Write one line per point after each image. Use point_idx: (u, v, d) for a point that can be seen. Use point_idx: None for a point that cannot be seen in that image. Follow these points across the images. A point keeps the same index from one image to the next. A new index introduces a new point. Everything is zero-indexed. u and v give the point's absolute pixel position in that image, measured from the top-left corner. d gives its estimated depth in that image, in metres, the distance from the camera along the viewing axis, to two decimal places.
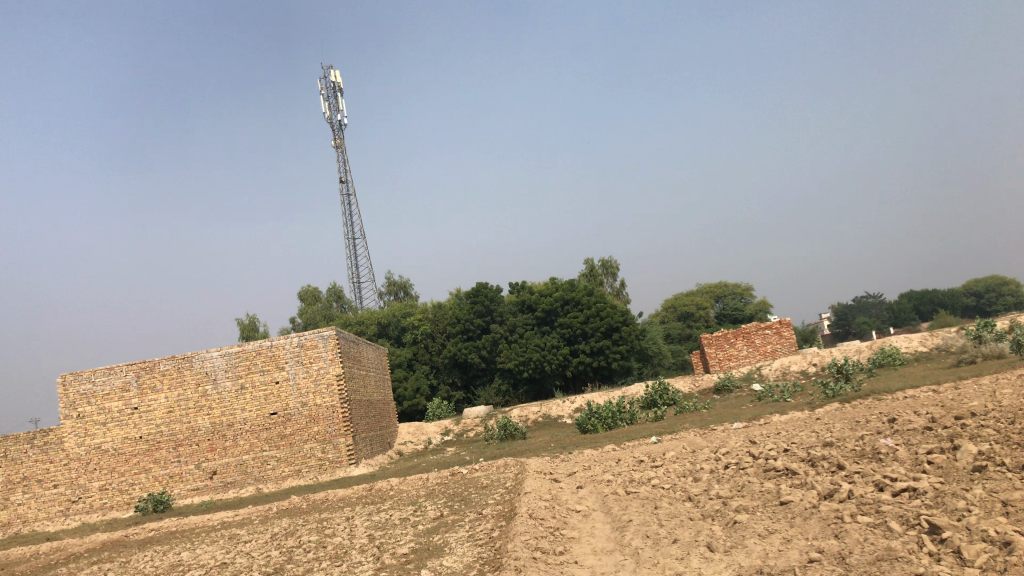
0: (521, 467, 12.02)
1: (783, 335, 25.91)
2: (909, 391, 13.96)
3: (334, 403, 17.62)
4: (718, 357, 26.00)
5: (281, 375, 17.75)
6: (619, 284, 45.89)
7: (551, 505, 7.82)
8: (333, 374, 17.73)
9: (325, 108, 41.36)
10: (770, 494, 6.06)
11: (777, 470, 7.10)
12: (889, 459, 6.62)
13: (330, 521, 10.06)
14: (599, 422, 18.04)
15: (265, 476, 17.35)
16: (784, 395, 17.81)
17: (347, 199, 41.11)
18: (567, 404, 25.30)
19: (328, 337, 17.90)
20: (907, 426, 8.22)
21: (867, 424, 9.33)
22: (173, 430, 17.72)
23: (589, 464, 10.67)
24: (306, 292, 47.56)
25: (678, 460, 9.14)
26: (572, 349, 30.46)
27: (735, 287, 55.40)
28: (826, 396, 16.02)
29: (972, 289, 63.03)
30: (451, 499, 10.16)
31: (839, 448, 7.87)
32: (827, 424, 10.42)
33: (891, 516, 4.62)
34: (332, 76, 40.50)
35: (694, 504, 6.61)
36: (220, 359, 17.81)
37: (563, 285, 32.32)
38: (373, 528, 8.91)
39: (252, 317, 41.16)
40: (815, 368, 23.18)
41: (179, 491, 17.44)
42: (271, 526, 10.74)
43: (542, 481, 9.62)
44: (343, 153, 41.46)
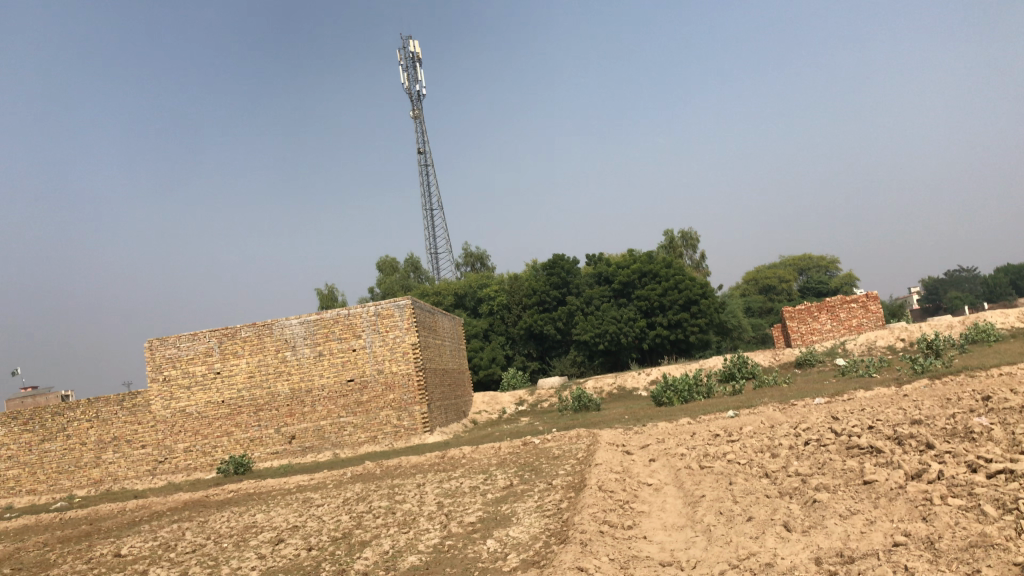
0: (593, 439, 11.87)
1: (868, 309, 24.95)
2: (1006, 368, 13.27)
3: (409, 371, 17.76)
4: (800, 331, 25.28)
5: (357, 343, 17.95)
6: (699, 256, 44.96)
7: (622, 478, 7.63)
8: (408, 343, 17.85)
9: (404, 79, 41.52)
10: (853, 473, 5.75)
11: (860, 447, 6.76)
12: (984, 439, 6.21)
13: (401, 488, 10.12)
14: (675, 394, 17.74)
15: (342, 441, 17.64)
16: (869, 371, 17.18)
17: (425, 170, 41.25)
18: (643, 376, 24.96)
19: (404, 307, 17.99)
20: (1003, 405, 7.75)
21: (960, 402, 8.85)
22: (254, 395, 18.14)
23: (663, 437, 10.44)
24: (384, 262, 48.19)
25: (756, 435, 8.84)
26: (649, 322, 30.01)
27: (820, 259, 53.64)
28: (914, 371, 15.38)
29: None
30: (522, 469, 10.09)
31: (928, 426, 7.47)
32: (916, 401, 9.94)
33: (985, 500, 4.30)
34: (411, 47, 40.55)
35: (770, 480, 6.35)
36: (299, 326, 18.10)
37: (641, 258, 31.89)
38: (442, 496, 8.89)
39: (332, 287, 41.94)
40: (903, 343, 22.33)
41: (260, 454, 17.89)
42: (345, 490, 10.87)
43: (614, 454, 9.44)
44: (422, 124, 41.60)
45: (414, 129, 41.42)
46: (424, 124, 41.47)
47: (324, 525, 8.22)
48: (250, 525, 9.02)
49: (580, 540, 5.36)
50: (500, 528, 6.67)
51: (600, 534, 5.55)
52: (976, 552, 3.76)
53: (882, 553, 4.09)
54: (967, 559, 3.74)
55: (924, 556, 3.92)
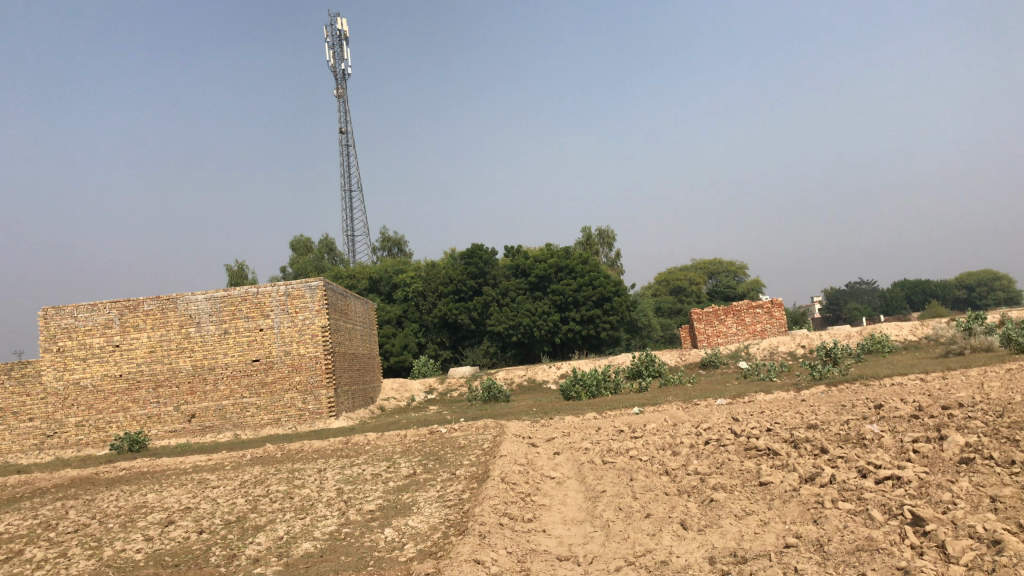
0: (500, 430, 11.86)
1: (773, 315, 25.78)
2: (896, 379, 13.84)
3: (317, 353, 17.45)
4: (707, 333, 25.86)
5: (265, 322, 17.52)
6: (615, 254, 45.59)
7: (525, 470, 7.63)
8: (318, 325, 17.53)
9: (329, 56, 40.69)
10: (750, 473, 5.88)
11: (758, 449, 6.93)
12: (875, 446, 6.44)
13: (302, 472, 9.91)
14: (583, 389, 17.91)
15: (244, 423, 17.19)
16: (770, 375, 17.71)
17: (346, 151, 40.54)
18: (553, 369, 25.17)
19: (316, 288, 17.66)
20: (893, 413, 8.08)
21: (853, 409, 9.18)
22: (154, 370, 17.51)
23: (569, 431, 10.50)
24: (298, 242, 47.26)
25: (659, 432, 8.98)
26: (562, 316, 30.34)
27: (729, 265, 55.20)
28: (813, 378, 15.88)
29: (965, 281, 63.00)
30: (426, 457, 10.00)
31: (823, 431, 7.72)
32: (812, 406, 10.27)
33: (873, 505, 4.44)
34: (339, 24, 39.78)
35: (670, 478, 6.44)
36: (205, 302, 17.55)
37: (558, 253, 32.23)
38: (343, 482, 8.73)
39: (242, 264, 40.84)
40: (803, 350, 23.11)
41: (156, 431, 17.28)
42: (243, 473, 10.58)
43: (519, 445, 9.45)
44: (346, 104, 40.85)
45: (338, 108, 40.63)
46: (348, 104, 40.73)
47: (218, 508, 7.96)
48: (139, 506, 8.67)
49: (478, 532, 5.31)
50: (400, 517, 6.57)
51: (499, 526, 5.52)
52: (862, 556, 3.87)
53: (773, 554, 4.17)
54: (853, 562, 3.84)
55: (813, 559, 4.01)
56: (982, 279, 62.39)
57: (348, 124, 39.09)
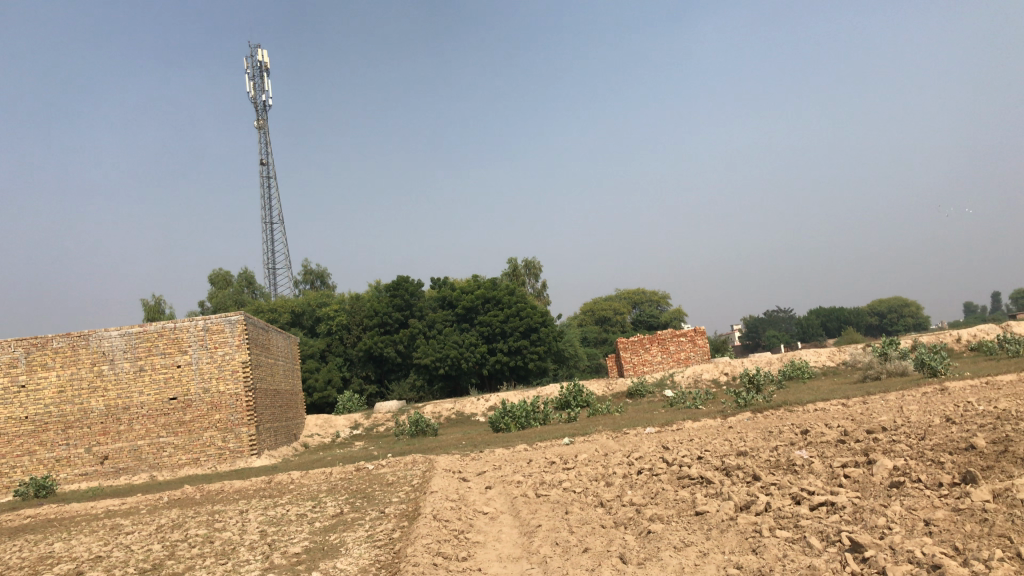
0: (429, 465, 11.62)
1: (696, 343, 26.19)
2: (819, 404, 14.10)
3: (238, 390, 16.90)
4: (633, 362, 26.00)
5: (183, 359, 16.90)
6: (541, 284, 45.78)
7: (457, 506, 7.43)
8: (239, 361, 16.99)
9: (249, 87, 40.07)
10: (686, 503, 5.84)
11: (691, 478, 6.91)
12: (806, 471, 6.48)
13: (223, 515, 9.48)
14: (512, 421, 17.75)
15: (161, 463, 16.48)
16: (696, 402, 17.88)
17: (268, 183, 39.88)
18: (481, 402, 24.97)
19: (236, 322, 17.15)
20: (819, 438, 8.18)
21: (779, 435, 9.28)
22: (63, 411, 16.68)
23: (499, 464, 10.33)
24: (217, 275, 46.12)
25: (591, 463, 8.91)
26: (490, 347, 30.31)
27: (652, 294, 55.67)
28: (738, 405, 16.06)
29: (876, 308, 65.17)
30: (354, 495, 9.69)
31: (753, 458, 7.76)
32: (740, 433, 10.35)
33: (810, 532, 4.42)
34: (259, 55, 39.28)
35: (605, 510, 6.35)
36: (119, 338, 16.85)
37: (485, 284, 32.26)
38: (266, 524, 8.36)
39: (159, 299, 39.55)
40: (727, 377, 23.48)
41: (66, 475, 16.41)
42: (159, 517, 10.07)
43: (450, 480, 9.24)
44: (267, 135, 40.24)
45: (259, 139, 39.99)
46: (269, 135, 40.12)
47: (131, 556, 7.53)
48: (45, 556, 8.14)
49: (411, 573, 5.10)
50: (327, 559, 6.30)
51: (433, 566, 5.32)
52: None
53: None
54: None
55: None
56: (891, 305, 64.68)
57: (269, 155, 38.44)
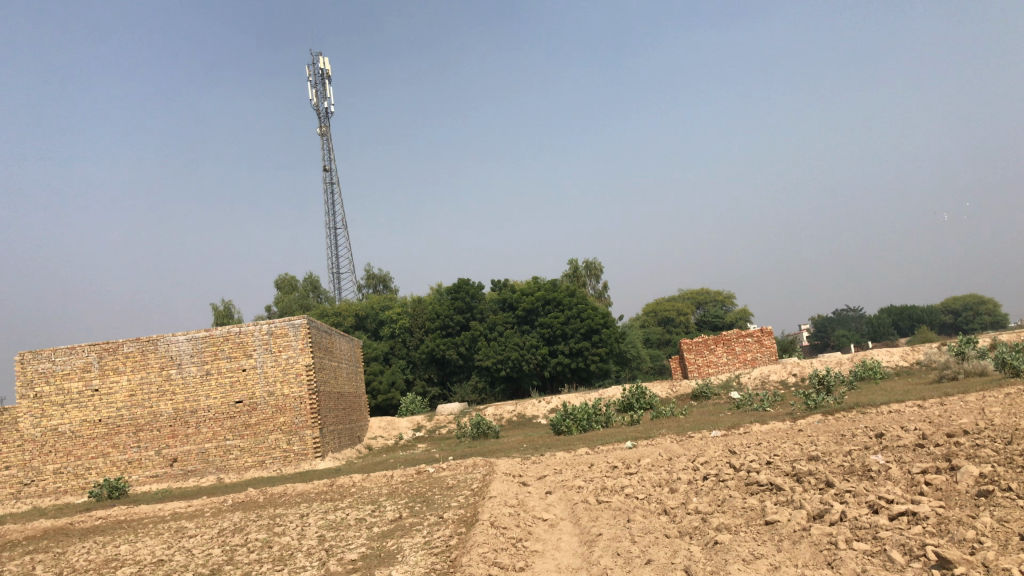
0: (489, 468, 11.50)
1: (763, 343, 25.52)
2: (894, 406, 13.56)
3: (302, 393, 17.03)
4: (697, 363, 25.53)
5: (248, 362, 17.10)
6: (603, 285, 45.41)
7: (516, 513, 7.24)
8: (302, 364, 17.13)
9: (311, 95, 40.61)
10: (755, 512, 5.55)
11: (759, 484, 6.61)
12: (883, 478, 6.13)
13: (284, 518, 9.48)
14: (574, 423, 17.51)
15: (227, 466, 16.70)
16: (763, 404, 17.41)
17: (331, 188, 40.35)
18: (543, 404, 24.78)
19: (299, 326, 17.28)
20: (896, 442, 7.78)
21: (853, 439, 8.88)
22: (134, 414, 17.03)
23: (561, 468, 10.13)
24: (283, 280, 46.93)
25: (655, 468, 8.65)
26: (551, 349, 30.07)
27: (716, 294, 54.95)
28: (808, 407, 15.55)
29: (951, 306, 62.84)
30: (413, 500, 9.61)
31: (825, 463, 7.40)
32: (810, 436, 9.96)
33: (891, 544, 4.12)
34: (321, 63, 39.80)
35: (669, 518, 6.09)
36: (186, 343, 17.14)
37: (545, 285, 32.05)
38: (325, 528, 8.31)
39: (228, 303, 40.36)
40: (795, 379, 22.87)
41: (137, 477, 16.76)
42: (222, 520, 10.13)
43: (510, 485, 9.08)
44: (329, 141, 40.75)
45: (322, 145, 40.50)
46: (331, 141, 40.63)
47: (193, 560, 7.54)
48: (111, 558, 8.23)
49: None
50: (384, 567, 6.18)
51: None
52: None
53: None
54: None
55: None
56: (967, 303, 62.41)
57: (331, 161, 38.91)
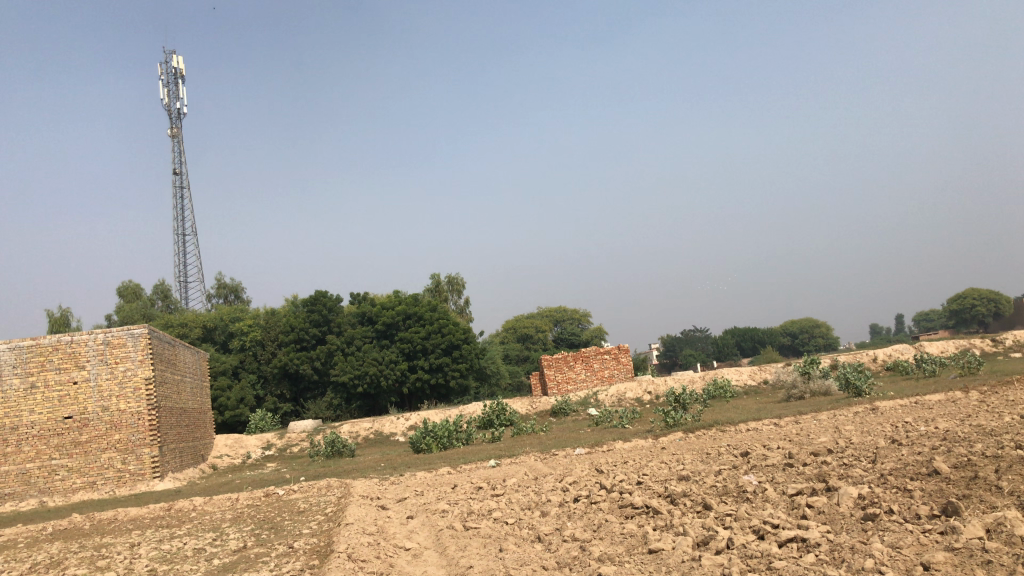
0: (345, 490, 10.76)
1: (620, 361, 25.80)
2: (751, 424, 13.76)
3: (141, 409, 15.64)
4: (557, 380, 25.44)
5: (79, 375, 15.56)
6: (463, 301, 44.98)
7: (375, 542, 6.62)
8: (141, 377, 15.75)
9: (163, 94, 38.27)
10: (636, 538, 5.23)
11: (634, 507, 6.31)
12: (760, 500, 5.95)
13: (111, 549, 8.45)
14: (434, 441, 16.91)
15: (52, 488, 15.09)
16: (623, 421, 17.44)
17: (179, 192, 38.00)
18: (402, 421, 24.05)
19: (139, 336, 15.91)
20: (765, 461, 7.68)
21: (718, 458, 8.79)
22: None
23: (422, 490, 9.55)
24: (125, 288, 44.00)
25: (522, 489, 8.23)
26: (410, 364, 29.49)
27: (573, 312, 55.71)
28: (667, 424, 15.59)
29: (789, 329, 65.88)
30: (260, 526, 8.79)
31: (697, 483, 7.19)
32: (675, 455, 9.82)
33: None
34: (174, 61, 37.67)
35: (544, 546, 5.69)
36: (7, 352, 15.43)
37: (406, 299, 31.46)
38: (158, 561, 7.38)
39: (64, 311, 37.35)
40: (650, 396, 23.20)
41: None
42: (38, 552, 8.94)
43: (367, 509, 8.44)
44: (180, 143, 38.54)
45: (173, 147, 38.24)
46: (182, 144, 38.44)
47: None
48: None
49: None
50: None
51: None
52: None
53: None
54: None
55: None
56: (803, 326, 65.27)
57: (182, 164, 36.83)
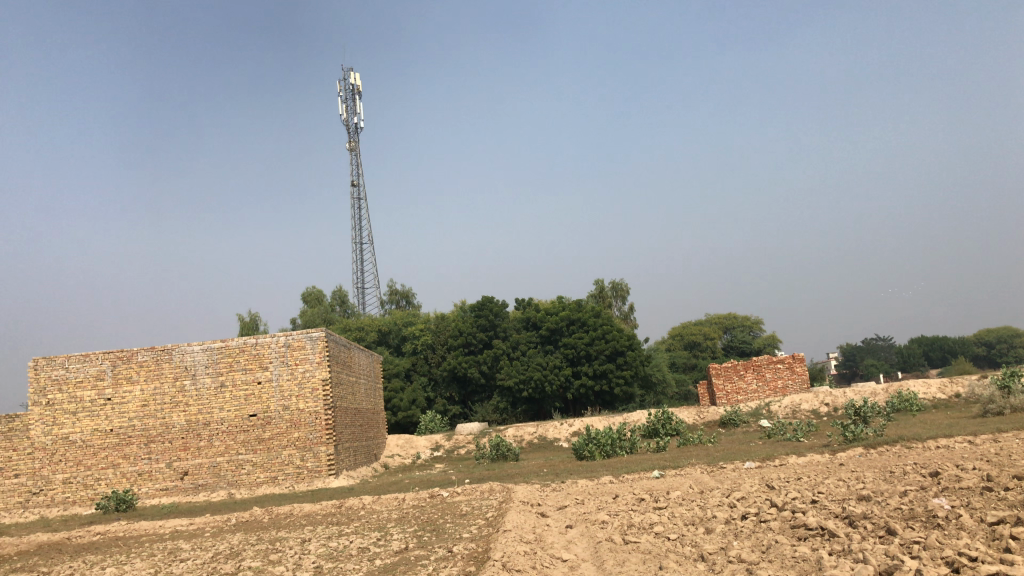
0: (506, 495, 10.77)
1: (795, 370, 24.54)
2: (942, 441, 12.63)
3: (317, 409, 16.38)
4: (726, 390, 24.57)
5: (263, 375, 16.50)
6: (628, 307, 44.45)
7: (531, 551, 6.51)
8: (318, 378, 16.49)
9: (342, 110, 40.30)
10: (809, 563, 4.82)
11: (808, 528, 5.85)
12: (953, 528, 5.34)
13: (283, 543, 8.82)
14: (597, 449, 16.70)
15: (239, 481, 16.07)
16: (797, 434, 16.54)
17: (357, 203, 39.78)
18: (566, 426, 23.95)
19: (317, 339, 16.66)
20: (957, 484, 6.95)
21: (904, 477, 8.06)
22: (146, 425, 16.50)
23: (583, 498, 9.37)
24: (309, 293, 46.63)
25: (686, 503, 7.87)
26: (575, 370, 29.39)
27: (744, 319, 53.86)
28: (845, 439, 14.59)
29: (983, 338, 60.65)
30: (422, 528, 8.90)
31: (879, 504, 6.59)
32: (855, 472, 9.11)
33: None
34: (353, 78, 39.56)
35: (707, 567, 5.34)
36: (201, 353, 16.59)
37: (570, 305, 31.40)
38: (324, 558, 7.60)
39: (254, 315, 40.06)
40: (827, 408, 21.91)
41: (147, 489, 16.19)
42: (220, 542, 9.48)
43: (527, 516, 8.35)
44: (357, 156, 40.40)
45: (351, 160, 40.19)
46: (360, 157, 40.31)
47: None
48: None
49: None
50: None
51: None
52: None
53: None
54: None
55: None
56: (1001, 335, 59.60)
57: (359, 176, 38.56)
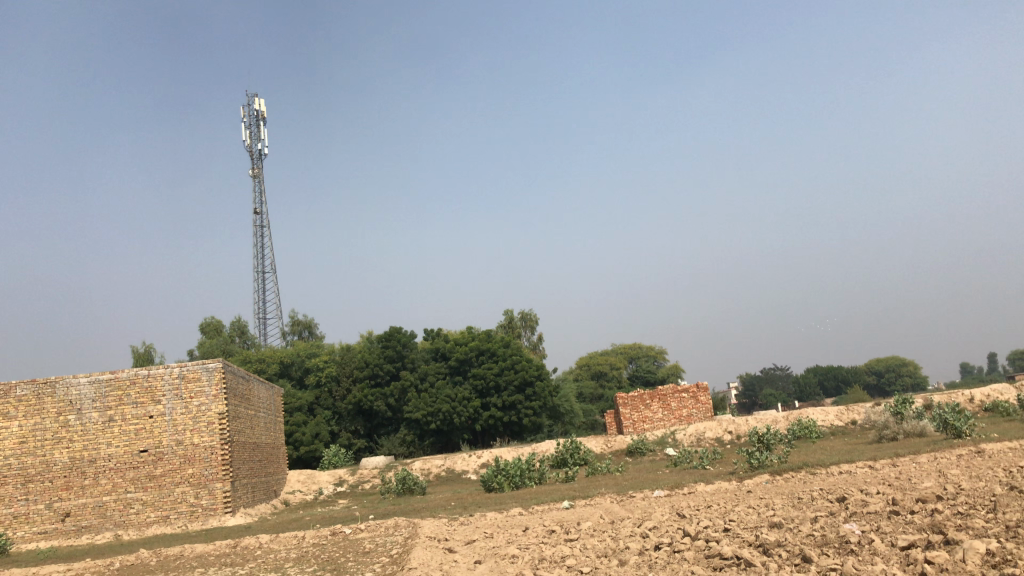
0: (412, 531, 10.36)
1: (699, 400, 24.90)
2: (843, 466, 12.86)
3: (213, 443, 15.55)
4: (633, 419, 24.65)
5: (155, 409, 15.60)
6: (536, 338, 44.53)
7: None
8: (215, 412, 15.68)
9: (245, 136, 39.30)
10: None
11: (723, 558, 5.70)
12: (867, 553, 5.26)
13: None
14: (506, 480, 16.40)
15: (127, 521, 15.06)
16: (703, 462, 16.63)
17: (260, 231, 38.74)
18: (474, 458, 23.56)
19: (214, 370, 15.88)
20: (865, 508, 6.94)
21: (812, 503, 8.05)
22: (24, 464, 15.36)
23: (491, 532, 9.04)
24: (208, 324, 45.00)
25: (597, 534, 7.65)
26: (483, 402, 29.08)
27: (648, 349, 54.74)
28: (750, 466, 14.74)
29: (873, 367, 63.20)
30: (322, 567, 8.42)
31: (790, 531, 6.50)
32: (763, 499, 9.08)
33: None
34: (256, 103, 38.67)
35: None
36: (87, 386, 15.60)
37: (479, 335, 31.17)
38: None
39: (149, 347, 38.35)
40: (731, 437, 22.21)
41: (23, 533, 14.99)
42: None
43: (433, 552, 7.98)
44: (261, 183, 39.37)
45: (254, 187, 39.14)
46: (263, 184, 39.31)
47: None
48: None
49: None
50: None
51: None
52: None
53: None
54: None
55: None
56: (889, 364, 62.28)
57: (262, 204, 37.53)
